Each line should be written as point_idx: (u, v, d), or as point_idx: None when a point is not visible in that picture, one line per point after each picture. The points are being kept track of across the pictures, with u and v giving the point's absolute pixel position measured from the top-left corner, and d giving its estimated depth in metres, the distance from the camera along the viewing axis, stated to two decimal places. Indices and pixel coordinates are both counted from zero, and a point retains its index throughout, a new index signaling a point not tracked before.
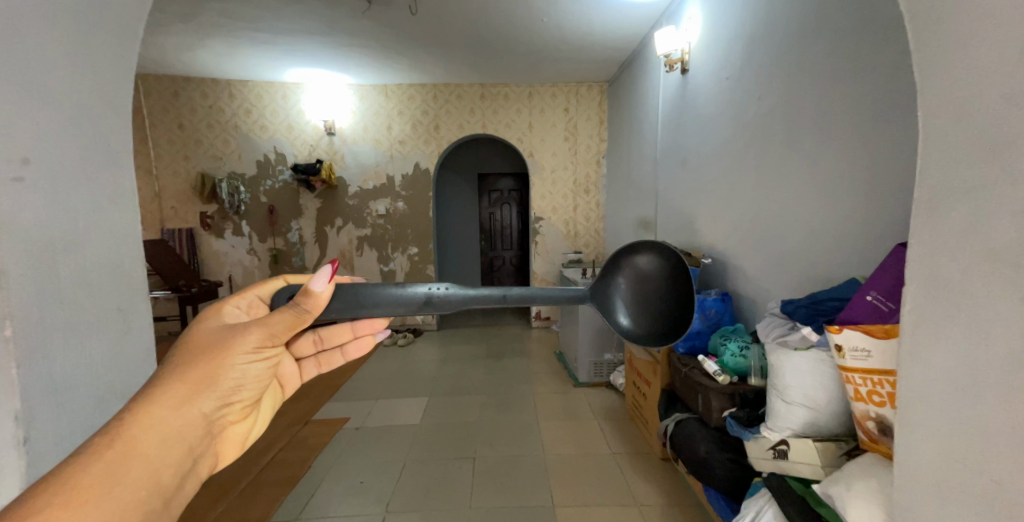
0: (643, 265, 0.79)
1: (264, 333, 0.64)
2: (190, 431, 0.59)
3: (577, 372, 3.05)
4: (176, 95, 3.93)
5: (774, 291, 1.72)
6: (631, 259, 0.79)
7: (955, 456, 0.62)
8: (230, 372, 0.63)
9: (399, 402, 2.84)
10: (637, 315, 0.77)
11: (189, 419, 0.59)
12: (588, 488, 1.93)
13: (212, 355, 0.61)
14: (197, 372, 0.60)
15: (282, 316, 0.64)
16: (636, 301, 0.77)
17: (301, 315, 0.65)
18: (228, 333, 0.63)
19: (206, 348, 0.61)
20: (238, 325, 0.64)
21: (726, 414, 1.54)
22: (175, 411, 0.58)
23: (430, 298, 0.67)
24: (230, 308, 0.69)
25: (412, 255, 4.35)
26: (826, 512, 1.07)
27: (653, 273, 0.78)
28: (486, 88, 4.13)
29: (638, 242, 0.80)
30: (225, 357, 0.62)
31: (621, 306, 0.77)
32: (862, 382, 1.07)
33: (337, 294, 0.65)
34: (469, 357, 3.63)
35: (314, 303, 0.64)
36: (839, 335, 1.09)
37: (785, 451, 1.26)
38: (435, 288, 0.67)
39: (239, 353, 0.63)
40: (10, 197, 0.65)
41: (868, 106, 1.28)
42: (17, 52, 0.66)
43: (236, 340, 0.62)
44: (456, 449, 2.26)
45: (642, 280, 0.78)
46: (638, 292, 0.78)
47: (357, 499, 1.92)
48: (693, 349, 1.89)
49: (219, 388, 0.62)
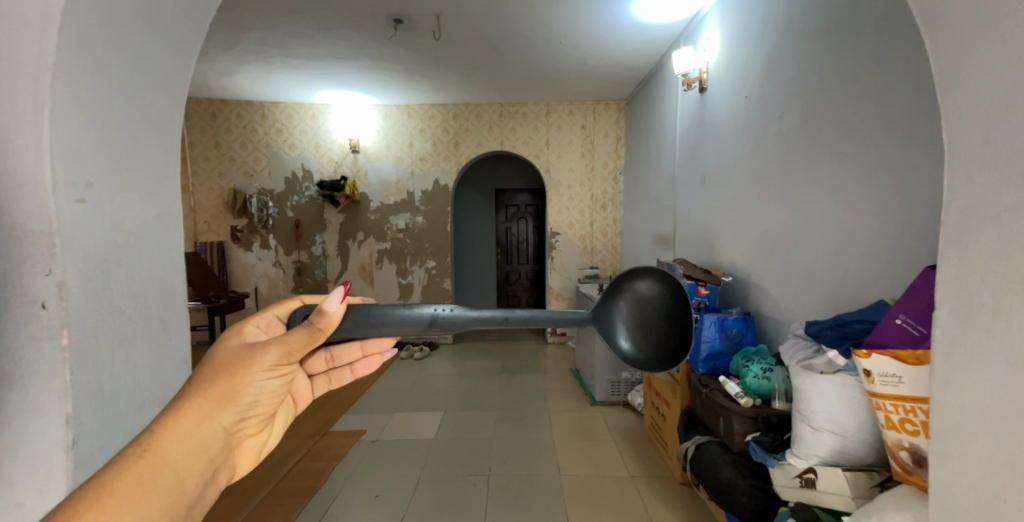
0: (643, 290, 0.78)
1: (280, 352, 0.65)
2: (212, 443, 0.60)
3: (594, 390, 3.01)
4: (213, 116, 4.12)
5: (797, 312, 1.69)
6: (631, 284, 0.78)
7: (995, 492, 0.59)
8: (249, 387, 0.64)
9: (414, 416, 2.83)
10: (638, 339, 0.77)
11: (209, 433, 0.60)
12: (605, 510, 1.90)
13: (234, 371, 0.63)
14: (219, 388, 0.62)
15: (297, 334, 0.66)
16: (636, 326, 0.77)
17: (315, 334, 0.66)
18: (249, 350, 0.65)
19: (228, 364, 0.63)
20: (255, 345, 0.66)
21: (749, 438, 1.50)
22: (198, 425, 0.59)
23: (436, 319, 0.68)
24: (250, 327, 0.71)
25: (430, 268, 4.40)
26: None
27: (653, 298, 0.78)
28: (505, 107, 4.21)
29: (637, 267, 0.79)
30: (245, 373, 0.64)
31: (622, 329, 0.77)
32: (894, 409, 1.03)
33: (350, 314, 0.67)
34: (485, 372, 3.63)
35: (326, 323, 0.65)
36: (868, 360, 1.07)
37: (812, 480, 1.24)
38: (441, 309, 0.68)
39: (257, 370, 0.65)
40: (72, 216, 0.68)
41: (893, 126, 1.26)
42: (91, 78, 0.70)
43: (254, 358, 0.64)
44: (471, 465, 2.25)
45: (643, 305, 0.78)
46: (639, 317, 0.77)
47: (373, 513, 1.92)
48: (714, 370, 1.86)
49: (237, 403, 0.63)
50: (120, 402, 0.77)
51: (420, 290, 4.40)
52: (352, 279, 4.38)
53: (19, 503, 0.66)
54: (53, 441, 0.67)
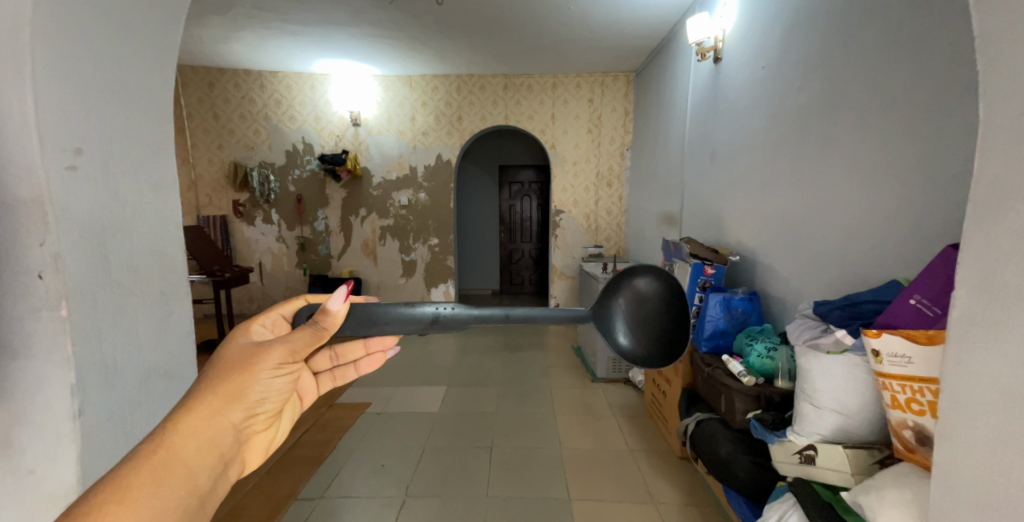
0: (641, 287, 0.78)
1: (286, 350, 0.64)
2: (222, 439, 0.60)
3: (595, 367, 3.03)
4: (211, 86, 4.05)
5: (805, 291, 1.67)
6: (630, 281, 0.78)
7: (998, 470, 0.59)
8: (256, 385, 0.64)
9: (417, 390, 2.87)
10: (638, 335, 0.75)
11: (220, 429, 0.60)
12: (601, 482, 1.94)
13: (241, 370, 0.62)
14: (227, 386, 0.61)
15: (302, 333, 0.65)
16: (636, 322, 0.76)
17: (320, 333, 0.66)
18: (256, 348, 0.64)
19: (235, 363, 0.63)
20: (262, 343, 0.65)
21: (751, 416, 1.52)
22: (208, 421, 0.59)
23: (438, 317, 0.67)
24: (257, 326, 0.70)
25: (433, 246, 4.38)
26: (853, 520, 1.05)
27: (653, 296, 0.77)
28: (509, 79, 4.11)
29: (637, 265, 0.79)
30: (252, 371, 0.63)
31: (621, 325, 0.75)
32: (900, 389, 1.03)
33: (353, 313, 0.66)
34: (488, 348, 3.66)
35: (330, 321, 0.65)
36: (877, 339, 1.05)
37: (812, 457, 1.24)
38: (443, 308, 0.67)
39: (264, 368, 0.64)
40: (63, 184, 0.70)
41: (922, 99, 1.21)
42: (68, 44, 0.70)
43: (261, 356, 0.63)
44: (473, 438, 2.28)
45: (643, 303, 0.77)
46: (639, 314, 0.76)
47: (377, 481, 1.97)
48: (717, 349, 1.86)
49: (246, 400, 0.63)
50: (125, 374, 0.80)
51: (422, 267, 4.41)
52: (354, 256, 4.39)
53: (31, 470, 0.68)
54: (60, 410, 0.70)
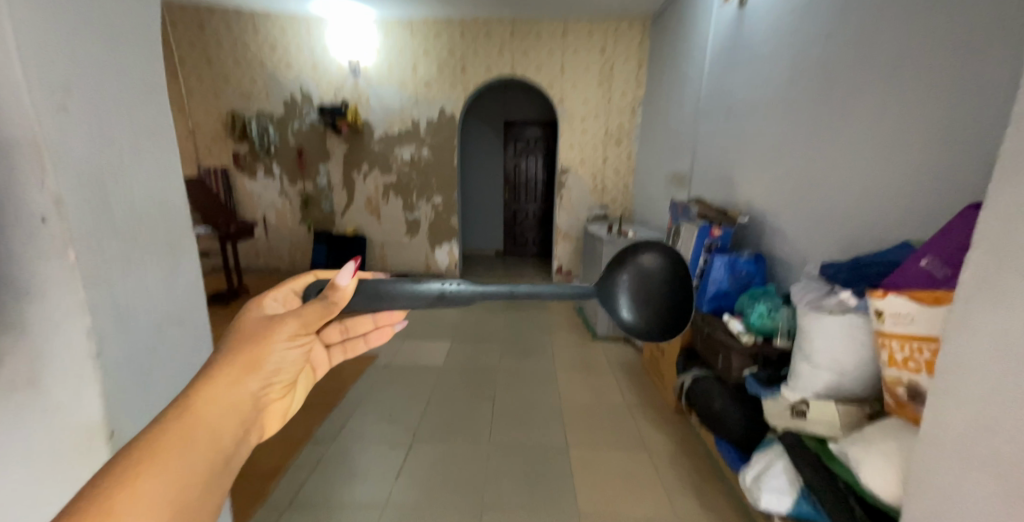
0: (646, 262, 0.76)
1: (299, 322, 0.64)
2: (242, 406, 0.60)
3: (596, 325, 3.07)
4: (202, 28, 3.91)
5: (813, 251, 1.66)
6: (634, 257, 0.77)
7: (989, 423, 0.61)
8: (273, 355, 0.63)
9: (419, 346, 2.93)
10: (641, 309, 0.75)
11: (239, 396, 0.60)
12: (597, 433, 2.01)
13: (256, 340, 0.62)
14: (244, 354, 0.61)
15: (313, 306, 0.65)
16: (639, 296, 0.75)
17: (330, 307, 0.66)
18: (270, 320, 0.64)
19: (251, 334, 0.63)
20: (275, 315, 0.65)
21: (747, 373, 1.56)
22: (227, 388, 0.59)
23: (443, 293, 0.68)
24: (268, 300, 0.70)
25: (436, 204, 4.35)
26: (838, 469, 1.13)
27: (657, 271, 0.76)
28: (517, 27, 3.92)
29: (642, 241, 0.77)
30: (267, 341, 0.63)
31: (623, 300, 0.75)
32: (899, 347, 1.04)
33: (361, 288, 0.67)
34: (491, 307, 3.70)
35: (340, 295, 0.66)
36: (883, 300, 1.06)
37: (804, 411, 1.27)
38: (448, 285, 0.68)
39: (278, 339, 0.64)
40: (57, 125, 0.67)
41: (959, 45, 1.14)
42: None
43: (276, 328, 0.63)
44: (477, 391, 2.35)
45: (647, 278, 0.76)
46: (643, 289, 0.75)
47: (383, 428, 2.04)
48: (718, 308, 1.87)
49: (263, 369, 0.63)
50: (139, 323, 0.81)
51: (426, 225, 4.39)
52: (357, 212, 4.37)
53: (56, 406, 0.71)
54: (78, 352, 0.72)
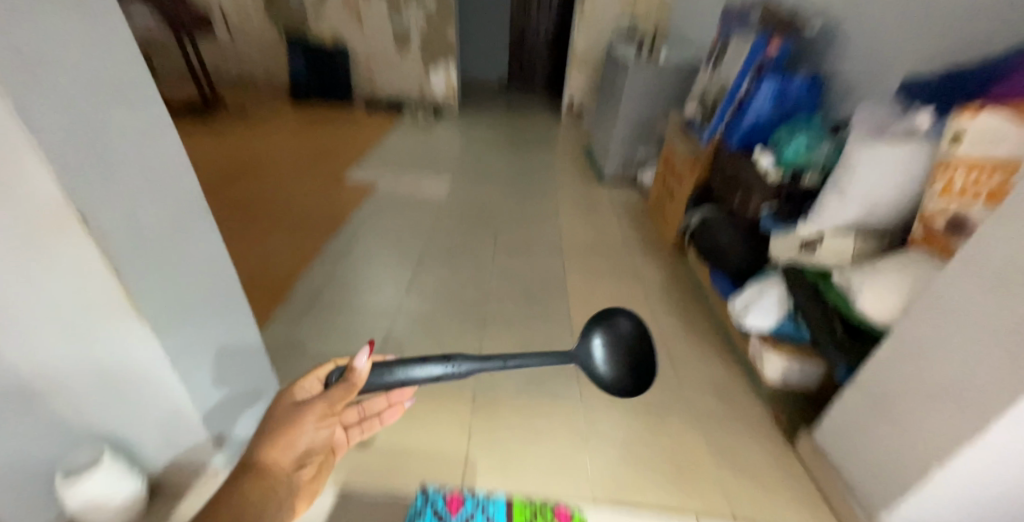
0: (621, 328, 0.97)
1: (325, 405, 0.75)
2: (279, 485, 0.74)
3: (605, 164, 2.90)
4: None
5: (894, 67, 1.45)
6: (612, 323, 0.96)
7: None
8: (302, 438, 0.76)
9: (416, 177, 2.84)
10: (613, 369, 0.95)
11: (277, 474, 0.74)
12: (596, 265, 2.09)
13: (288, 427, 0.74)
14: (280, 439, 0.74)
15: (336, 390, 0.74)
16: (612, 357, 0.95)
17: (351, 388, 0.74)
18: (298, 408, 0.75)
19: (283, 421, 0.75)
20: (303, 403, 0.76)
21: (765, 210, 1.53)
22: (268, 468, 0.73)
23: (441, 375, 0.77)
24: (299, 388, 0.82)
25: (432, 15, 3.77)
26: (832, 296, 1.24)
27: (628, 335, 0.96)
28: None
29: (617, 310, 0.97)
30: (297, 427, 0.75)
31: (600, 359, 0.95)
32: (962, 175, 0.98)
33: (374, 370, 0.75)
34: (494, 143, 3.52)
35: (356, 378, 0.74)
36: (970, 121, 0.95)
37: (814, 246, 1.31)
38: (448, 367, 0.76)
39: (307, 426, 0.76)
40: None
41: None
42: None
43: (304, 414, 0.75)
44: (482, 225, 2.36)
45: (619, 340, 0.96)
46: (615, 349, 0.96)
47: (388, 252, 2.09)
48: (750, 142, 1.75)
49: (294, 450, 0.76)
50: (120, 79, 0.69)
51: (418, 42, 3.90)
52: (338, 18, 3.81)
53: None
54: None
